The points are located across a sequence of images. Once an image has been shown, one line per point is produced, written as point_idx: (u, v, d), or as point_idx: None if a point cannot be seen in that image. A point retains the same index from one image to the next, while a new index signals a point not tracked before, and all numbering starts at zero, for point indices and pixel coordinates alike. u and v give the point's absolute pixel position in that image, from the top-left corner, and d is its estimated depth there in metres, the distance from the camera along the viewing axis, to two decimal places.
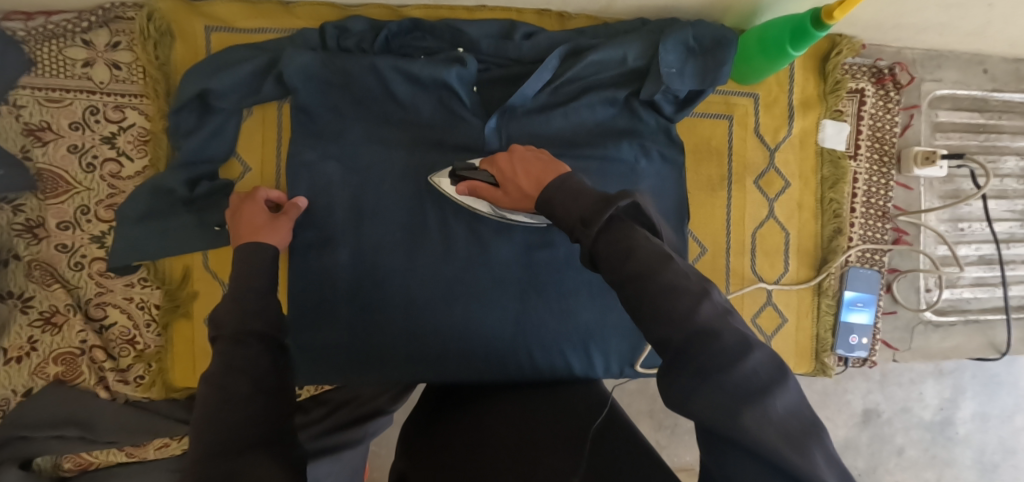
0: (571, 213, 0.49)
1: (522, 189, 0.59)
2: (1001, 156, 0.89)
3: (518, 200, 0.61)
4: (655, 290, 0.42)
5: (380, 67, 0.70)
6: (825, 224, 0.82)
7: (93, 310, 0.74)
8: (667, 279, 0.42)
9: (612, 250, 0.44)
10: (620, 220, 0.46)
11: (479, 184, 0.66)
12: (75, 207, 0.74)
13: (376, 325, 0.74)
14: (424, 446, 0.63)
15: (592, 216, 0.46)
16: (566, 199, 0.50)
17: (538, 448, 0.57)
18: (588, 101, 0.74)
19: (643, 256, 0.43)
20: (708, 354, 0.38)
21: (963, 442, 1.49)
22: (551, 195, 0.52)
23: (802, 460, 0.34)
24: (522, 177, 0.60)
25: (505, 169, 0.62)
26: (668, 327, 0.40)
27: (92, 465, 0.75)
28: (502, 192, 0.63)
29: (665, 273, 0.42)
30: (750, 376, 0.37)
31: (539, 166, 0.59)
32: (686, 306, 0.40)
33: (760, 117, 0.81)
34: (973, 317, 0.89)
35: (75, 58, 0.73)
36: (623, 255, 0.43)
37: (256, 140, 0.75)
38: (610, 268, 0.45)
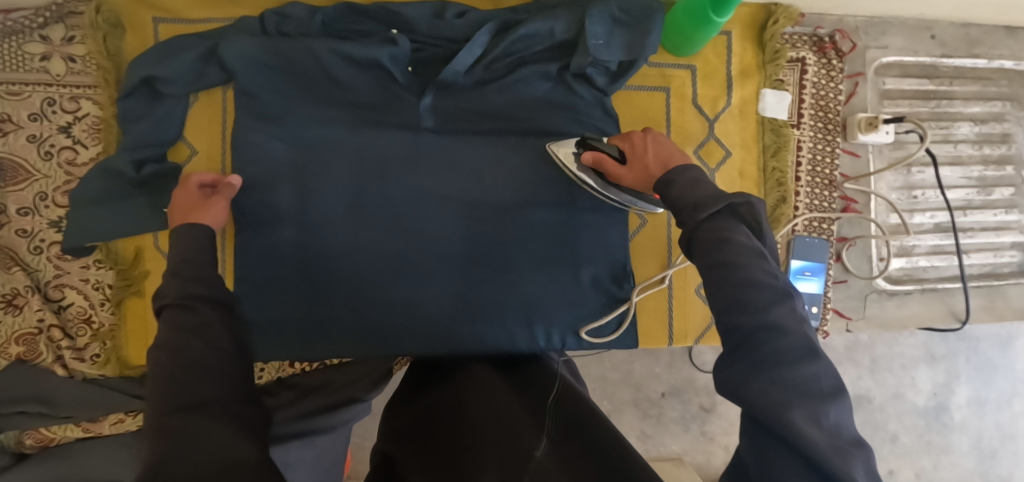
0: (681, 199, 0.51)
1: (646, 168, 0.63)
2: (953, 122, 0.88)
3: (639, 178, 0.64)
4: (736, 280, 0.42)
5: (316, 51, 0.72)
6: (768, 193, 0.82)
7: (51, 292, 0.77)
8: (753, 273, 0.42)
9: (709, 232, 0.46)
10: (729, 213, 0.47)
11: (603, 158, 0.69)
12: (34, 194, 0.77)
13: (320, 300, 0.76)
14: (407, 430, 0.61)
15: (704, 202, 0.48)
16: (681, 188, 0.52)
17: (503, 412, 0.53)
18: (522, 75, 0.76)
19: (732, 248, 0.44)
20: (772, 350, 0.39)
21: (960, 428, 1.43)
22: (673, 178, 0.54)
23: (842, 464, 0.34)
24: (651, 157, 0.63)
25: (636, 144, 0.66)
26: (739, 315, 0.41)
27: (52, 440, 0.78)
28: (627, 168, 0.66)
29: (751, 270, 0.42)
30: (809, 380, 0.37)
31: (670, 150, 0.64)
32: (764, 301, 0.41)
33: (698, 87, 0.81)
34: (931, 285, 0.88)
35: (34, 53, 0.77)
36: (718, 243, 0.44)
37: (203, 126, 0.78)
38: (704, 252, 0.46)
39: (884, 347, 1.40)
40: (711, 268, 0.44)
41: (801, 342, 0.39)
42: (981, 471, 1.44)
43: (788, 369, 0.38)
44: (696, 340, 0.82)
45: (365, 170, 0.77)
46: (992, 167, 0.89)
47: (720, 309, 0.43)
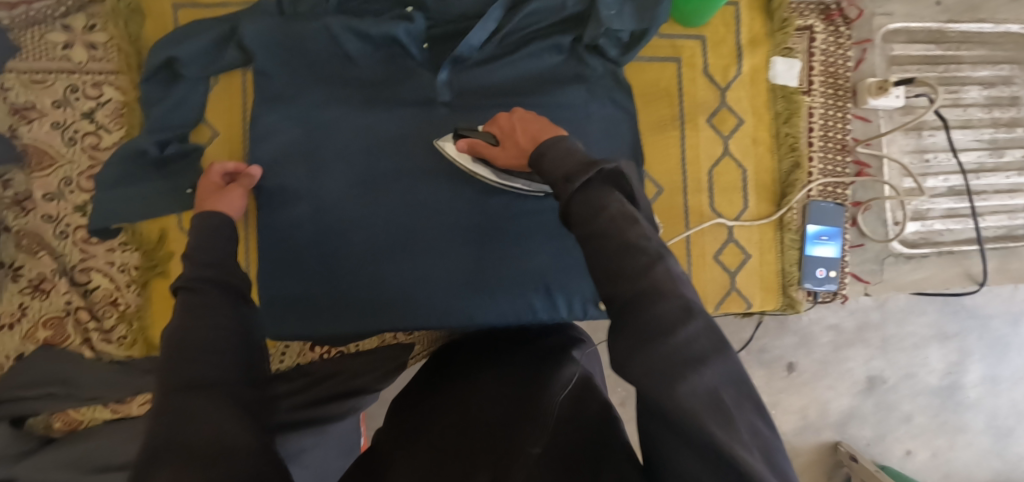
0: (555, 173, 0.48)
1: (518, 145, 0.61)
2: (962, 86, 0.88)
3: (514, 156, 0.63)
4: (614, 251, 0.40)
5: (332, 29, 0.74)
6: (782, 158, 0.83)
7: (77, 276, 0.78)
8: (631, 237, 0.40)
9: (584, 206, 0.43)
10: (601, 182, 0.45)
11: (477, 143, 0.69)
12: (58, 179, 0.78)
13: (339, 278, 0.77)
14: (410, 418, 0.59)
15: (576, 172, 0.45)
16: (552, 161, 0.49)
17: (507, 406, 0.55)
18: (535, 49, 0.78)
19: (613, 215, 0.41)
20: (648, 320, 0.36)
21: (974, 407, 1.40)
22: (544, 150, 0.51)
23: (723, 432, 0.33)
24: (520, 134, 0.61)
25: (504, 124, 0.64)
26: (618, 284, 0.39)
27: (82, 423, 0.78)
28: (500, 148, 0.65)
29: (627, 233, 0.40)
30: (686, 345, 0.35)
31: (538, 123, 0.60)
32: (641, 265, 0.38)
33: (708, 57, 0.82)
34: (947, 248, 0.88)
35: (56, 42, 0.79)
36: (592, 214, 0.42)
37: (224, 108, 0.78)
38: (580, 226, 0.43)
39: (894, 326, 1.37)
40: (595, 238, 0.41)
41: (677, 301, 0.37)
42: (998, 451, 1.41)
43: (667, 340, 0.35)
44: (716, 305, 0.82)
45: (380, 146, 0.78)
46: (1003, 129, 0.89)
47: (601, 280, 0.40)
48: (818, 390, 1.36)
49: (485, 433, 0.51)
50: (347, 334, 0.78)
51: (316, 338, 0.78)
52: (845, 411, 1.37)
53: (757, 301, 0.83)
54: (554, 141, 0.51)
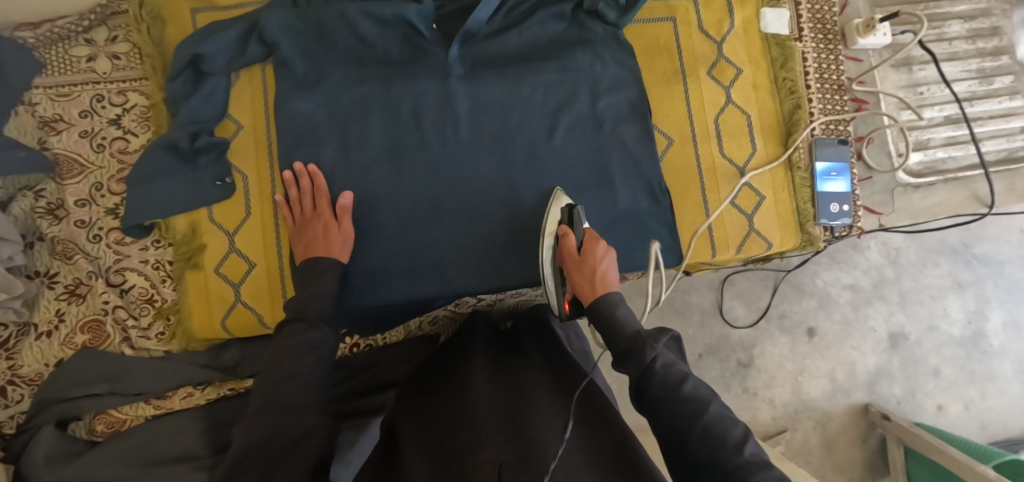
0: (628, 336, 0.60)
1: (597, 277, 0.66)
2: (944, 21, 0.93)
3: (585, 279, 0.66)
4: (710, 420, 0.54)
5: (348, 13, 0.77)
6: (783, 101, 0.87)
7: (113, 276, 0.80)
8: (715, 410, 0.55)
9: (663, 379, 0.56)
10: (666, 357, 0.59)
11: (571, 237, 0.71)
12: (90, 185, 0.81)
13: (373, 251, 0.79)
14: (428, 428, 0.65)
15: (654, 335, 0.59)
16: (623, 318, 0.62)
17: (522, 410, 0.61)
18: (539, 18, 0.82)
19: (692, 385, 0.56)
20: (756, 479, 0.49)
21: (1000, 355, 1.37)
22: (615, 307, 0.63)
23: None
24: (603, 267, 0.66)
25: (595, 252, 0.67)
26: (722, 450, 0.51)
27: (124, 422, 0.78)
28: (579, 259, 0.68)
29: (712, 405, 0.55)
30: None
31: (612, 274, 0.67)
32: (735, 439, 0.52)
33: (701, 14, 0.86)
34: (952, 175, 0.91)
35: (80, 55, 0.82)
36: (676, 384, 0.56)
37: (246, 100, 0.81)
38: (666, 398, 0.56)
39: (910, 280, 1.37)
40: (677, 409, 0.54)
41: (774, 473, 0.51)
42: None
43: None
44: (737, 248, 0.84)
45: (401, 121, 0.81)
46: (988, 58, 0.93)
47: (691, 443, 0.53)
48: (843, 352, 1.35)
49: (490, 419, 0.59)
50: (388, 306, 0.80)
51: (353, 315, 0.80)
52: (872, 371, 1.35)
53: (777, 240, 0.85)
54: (618, 308, 0.63)
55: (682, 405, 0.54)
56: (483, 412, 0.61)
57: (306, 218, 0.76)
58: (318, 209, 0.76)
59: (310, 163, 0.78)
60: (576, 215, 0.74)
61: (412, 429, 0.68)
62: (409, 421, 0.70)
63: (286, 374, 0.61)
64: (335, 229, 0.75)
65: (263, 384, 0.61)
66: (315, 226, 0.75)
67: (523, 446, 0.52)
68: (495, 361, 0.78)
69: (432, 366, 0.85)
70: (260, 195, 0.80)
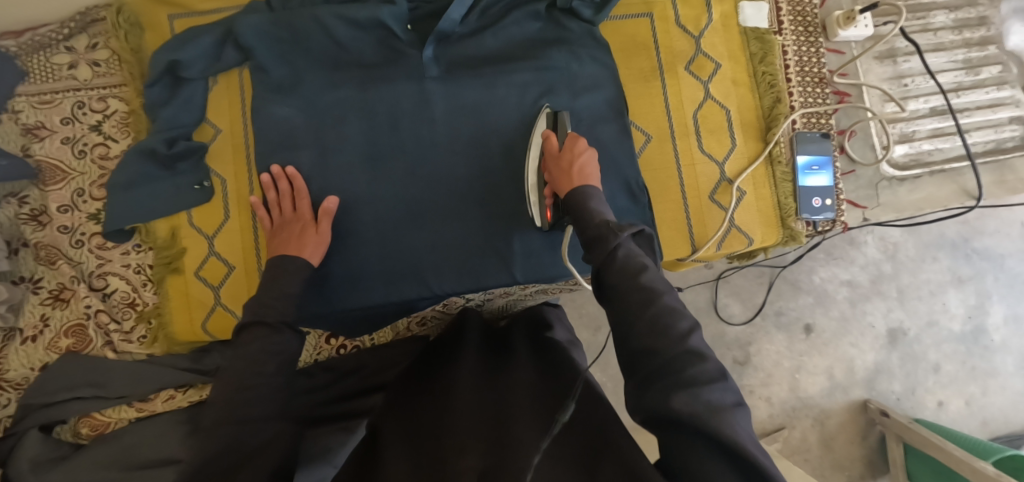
0: (592, 227, 0.60)
1: (572, 169, 0.69)
2: (929, 12, 0.91)
3: (559, 169, 0.70)
4: (659, 314, 0.51)
5: (321, 17, 0.76)
6: (762, 95, 0.86)
7: (96, 281, 0.81)
8: (666, 304, 0.52)
9: (621, 265, 0.54)
10: (629, 247, 0.57)
11: (553, 138, 0.74)
12: (72, 191, 0.82)
13: (351, 253, 0.80)
14: (410, 433, 0.64)
15: (620, 226, 0.58)
16: (596, 207, 0.63)
17: (503, 415, 0.60)
18: (514, 17, 0.81)
19: (647, 278, 0.53)
20: (692, 376, 0.47)
21: (1002, 349, 1.35)
22: (587, 193, 0.65)
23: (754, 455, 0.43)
24: (580, 161, 0.69)
25: (575, 145, 0.71)
26: (663, 341, 0.50)
27: (107, 425, 0.79)
28: (557, 155, 0.72)
29: (665, 297, 0.52)
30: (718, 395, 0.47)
31: (591, 170, 0.69)
32: (679, 332, 0.50)
33: (679, 9, 0.86)
34: (938, 168, 0.90)
35: (61, 63, 0.83)
36: (629, 277, 0.54)
37: (224, 104, 0.81)
38: (620, 285, 0.54)
39: (908, 276, 1.35)
40: (630, 290, 0.53)
41: (713, 370, 0.49)
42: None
43: (701, 386, 0.46)
44: (718, 244, 0.83)
45: (377, 123, 0.81)
46: (975, 49, 0.92)
47: (635, 336, 0.51)
48: (841, 348, 1.34)
49: (472, 429, 0.58)
50: (366, 308, 0.80)
51: (330, 316, 0.80)
52: (871, 368, 1.33)
53: (758, 236, 0.84)
54: (590, 197, 0.65)
55: (635, 291, 0.53)
56: (466, 422, 0.60)
57: (284, 217, 0.76)
58: (297, 211, 0.77)
59: (290, 166, 0.78)
60: (562, 121, 0.77)
61: (396, 430, 0.67)
62: (393, 423, 0.69)
63: (246, 381, 0.61)
64: (311, 231, 0.75)
65: (224, 390, 0.60)
66: (293, 228, 0.75)
67: (499, 455, 0.51)
68: (485, 359, 0.77)
69: (420, 367, 0.85)
70: (239, 198, 0.81)
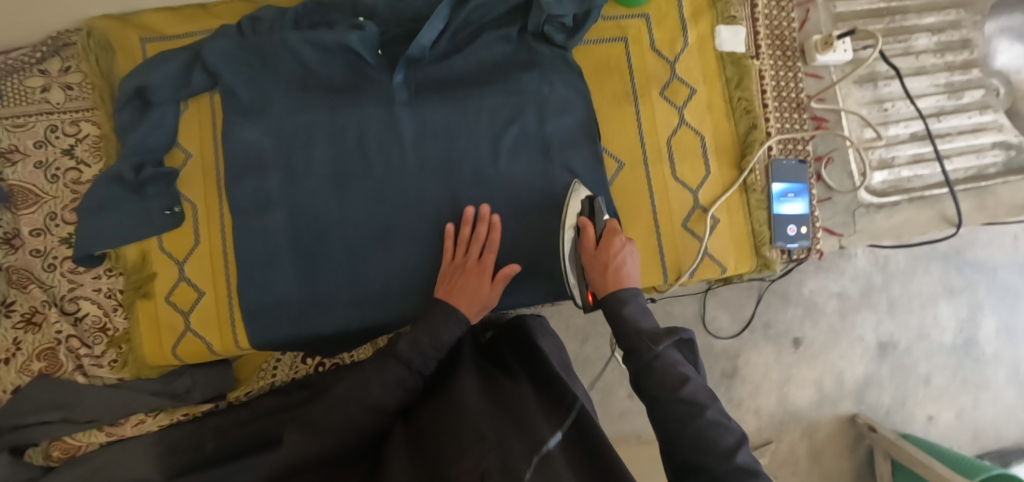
0: (626, 335, 0.59)
1: (608, 266, 0.66)
2: (911, 35, 0.90)
3: (597, 269, 0.67)
4: (702, 425, 0.51)
5: (289, 41, 0.77)
6: (738, 121, 0.85)
7: (67, 305, 0.81)
8: (710, 418, 0.52)
9: (660, 380, 0.54)
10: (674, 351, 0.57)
11: (590, 228, 0.72)
12: (44, 215, 0.82)
13: (318, 277, 0.80)
14: (412, 435, 0.55)
15: (660, 337, 0.57)
16: (629, 316, 0.61)
17: (515, 419, 0.52)
18: (484, 41, 0.81)
19: (692, 388, 0.54)
20: None
21: (993, 362, 1.29)
22: (625, 300, 0.63)
23: None
24: (619, 262, 0.66)
25: (612, 243, 0.68)
26: (705, 456, 0.50)
27: (79, 449, 0.80)
28: (595, 249, 0.70)
29: (709, 412, 0.52)
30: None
31: (630, 271, 0.66)
32: (727, 445, 0.50)
33: (653, 33, 0.85)
34: (918, 194, 0.89)
35: (34, 86, 0.83)
36: (673, 387, 0.54)
37: (195, 129, 0.82)
38: (658, 390, 0.54)
39: (900, 287, 1.27)
40: (671, 413, 0.53)
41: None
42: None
43: None
44: (691, 271, 0.82)
45: (346, 147, 0.80)
46: (958, 72, 0.91)
47: (681, 447, 0.52)
48: (830, 361, 1.26)
49: (481, 425, 0.50)
50: (334, 334, 0.80)
51: (299, 341, 0.80)
52: (860, 380, 1.26)
53: (731, 264, 0.83)
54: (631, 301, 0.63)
55: (675, 405, 0.53)
56: (474, 417, 0.52)
57: (470, 264, 0.75)
58: (482, 259, 0.75)
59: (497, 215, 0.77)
60: (598, 206, 0.74)
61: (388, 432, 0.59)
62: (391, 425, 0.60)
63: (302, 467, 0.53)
64: (484, 287, 0.72)
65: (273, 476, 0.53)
66: (470, 278, 0.73)
67: (512, 454, 0.43)
68: (480, 365, 0.70)
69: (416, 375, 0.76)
70: (209, 223, 0.81)
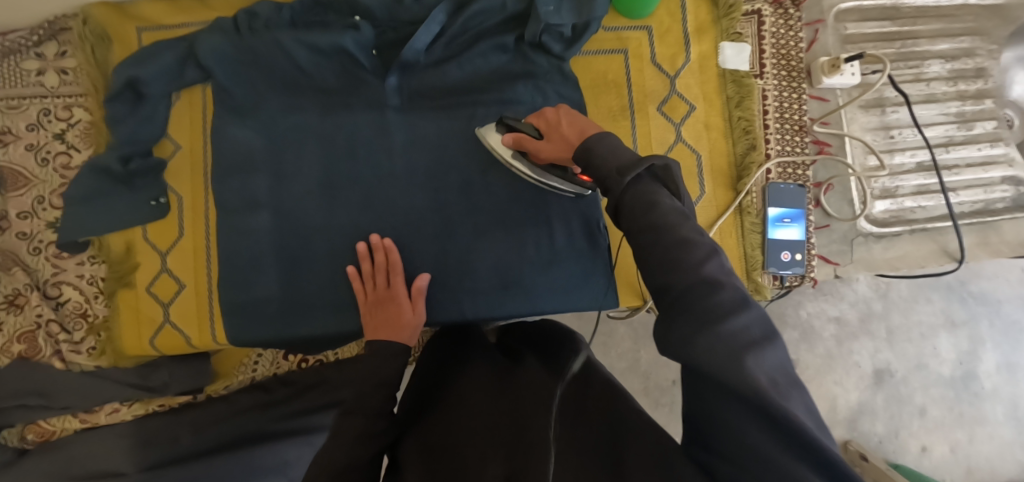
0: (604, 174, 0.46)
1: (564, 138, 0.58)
2: (923, 61, 0.87)
3: (559, 149, 0.59)
4: (671, 240, 0.40)
5: (282, 42, 0.76)
6: (736, 142, 0.83)
7: (50, 289, 0.81)
8: (685, 231, 0.40)
9: (639, 203, 0.43)
10: (649, 179, 0.45)
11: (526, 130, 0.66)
12: (32, 198, 0.82)
13: (300, 278, 0.79)
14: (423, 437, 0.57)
15: (628, 166, 0.44)
16: (604, 156, 0.47)
17: (519, 407, 0.53)
18: (480, 48, 0.79)
19: (667, 210, 0.42)
20: (706, 305, 0.37)
21: (992, 397, 1.24)
22: (591, 145, 0.49)
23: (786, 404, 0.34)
24: (567, 126, 0.58)
25: (552, 118, 0.60)
26: (675, 274, 0.39)
27: (53, 433, 0.80)
28: (546, 142, 0.62)
29: (681, 228, 0.40)
30: (746, 335, 0.35)
31: (583, 121, 0.58)
32: (697, 257, 0.39)
33: (655, 47, 0.83)
34: (920, 226, 0.87)
35: (30, 69, 0.83)
36: (647, 209, 0.42)
37: (185, 122, 0.82)
38: (633, 221, 0.43)
39: (899, 316, 1.23)
40: (641, 235, 0.42)
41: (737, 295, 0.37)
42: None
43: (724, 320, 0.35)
44: None
45: (335, 149, 0.79)
46: (970, 103, 0.88)
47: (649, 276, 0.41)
48: (824, 385, 1.21)
49: (491, 430, 0.51)
50: (312, 337, 0.79)
51: (276, 342, 0.79)
52: (854, 408, 1.21)
53: None
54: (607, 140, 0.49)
55: (647, 232, 0.41)
56: (483, 423, 0.53)
57: (383, 295, 0.74)
58: (391, 288, 0.74)
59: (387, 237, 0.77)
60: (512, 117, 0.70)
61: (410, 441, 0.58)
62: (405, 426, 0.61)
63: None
64: (407, 310, 0.72)
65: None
66: (389, 306, 0.73)
67: (521, 458, 0.44)
68: (489, 354, 0.70)
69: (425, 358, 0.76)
70: (194, 217, 0.81)
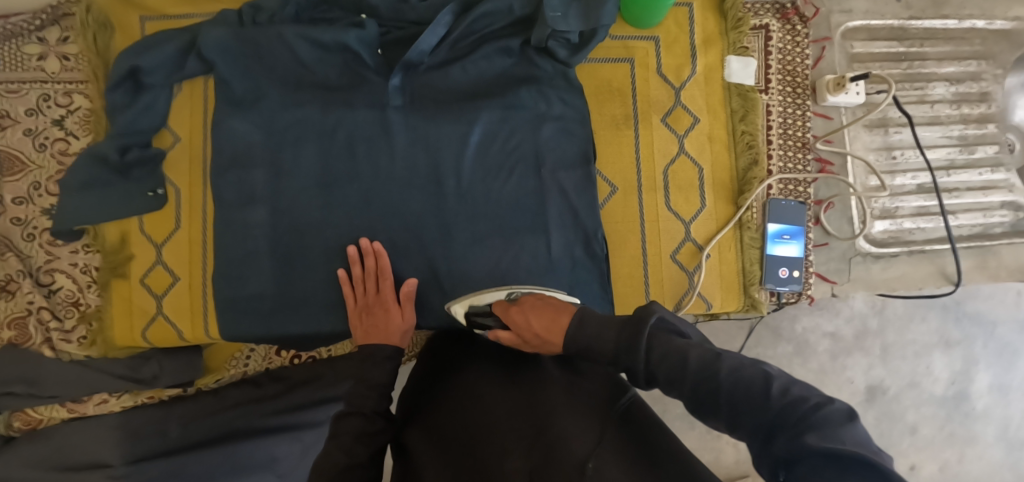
0: (600, 350, 0.51)
1: (542, 333, 0.58)
2: (928, 83, 0.87)
3: (540, 348, 0.59)
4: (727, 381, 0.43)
5: (286, 36, 0.76)
6: (739, 156, 0.83)
7: (42, 277, 0.80)
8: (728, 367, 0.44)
9: (667, 362, 0.47)
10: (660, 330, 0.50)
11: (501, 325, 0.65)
12: (28, 184, 0.81)
13: (295, 275, 0.78)
14: (442, 428, 0.61)
15: (632, 338, 0.49)
16: (585, 339, 0.52)
17: (536, 404, 0.56)
18: (485, 52, 0.79)
19: (697, 359, 0.45)
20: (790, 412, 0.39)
21: (983, 418, 1.24)
22: (577, 327, 0.53)
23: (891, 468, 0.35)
24: (535, 322, 0.59)
25: (518, 323, 0.61)
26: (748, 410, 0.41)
27: (41, 422, 0.79)
28: (525, 344, 0.61)
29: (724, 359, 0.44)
30: (829, 417, 0.38)
31: (548, 310, 0.59)
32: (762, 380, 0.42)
33: (661, 57, 0.83)
34: (918, 247, 0.87)
35: (31, 53, 0.82)
36: (680, 368, 0.46)
37: (186, 114, 0.81)
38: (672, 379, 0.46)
39: (894, 334, 1.23)
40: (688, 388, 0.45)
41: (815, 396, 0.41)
42: (1012, 464, 1.25)
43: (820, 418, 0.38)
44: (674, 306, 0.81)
45: (335, 147, 0.79)
46: (973, 126, 0.88)
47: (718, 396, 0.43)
48: None
49: (510, 426, 0.55)
50: (305, 335, 0.79)
51: (268, 338, 0.78)
52: None
53: (718, 301, 0.82)
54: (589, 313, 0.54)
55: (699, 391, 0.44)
56: (499, 420, 0.57)
57: (372, 301, 0.75)
58: (381, 293, 0.75)
59: (376, 240, 0.77)
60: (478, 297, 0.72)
61: (429, 432, 0.62)
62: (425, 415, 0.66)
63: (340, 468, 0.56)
64: (397, 314, 0.74)
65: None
66: (378, 311, 0.74)
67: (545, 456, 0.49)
68: (500, 343, 0.73)
69: (439, 344, 0.80)
70: (191, 209, 0.80)
